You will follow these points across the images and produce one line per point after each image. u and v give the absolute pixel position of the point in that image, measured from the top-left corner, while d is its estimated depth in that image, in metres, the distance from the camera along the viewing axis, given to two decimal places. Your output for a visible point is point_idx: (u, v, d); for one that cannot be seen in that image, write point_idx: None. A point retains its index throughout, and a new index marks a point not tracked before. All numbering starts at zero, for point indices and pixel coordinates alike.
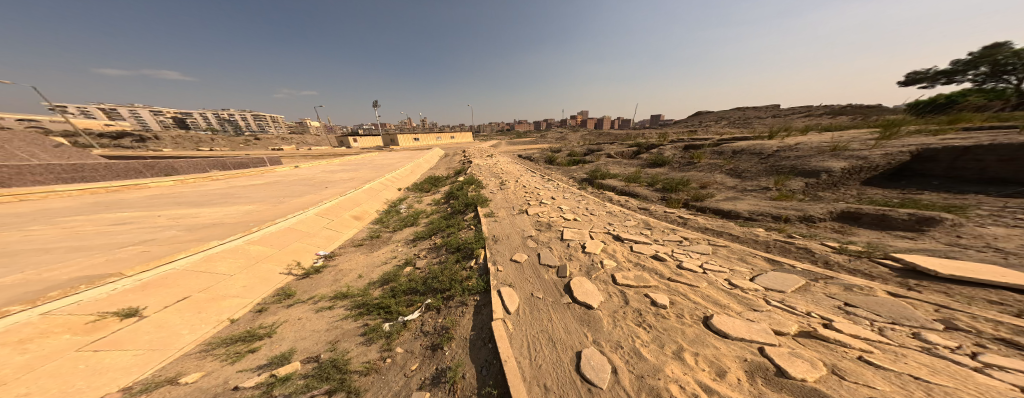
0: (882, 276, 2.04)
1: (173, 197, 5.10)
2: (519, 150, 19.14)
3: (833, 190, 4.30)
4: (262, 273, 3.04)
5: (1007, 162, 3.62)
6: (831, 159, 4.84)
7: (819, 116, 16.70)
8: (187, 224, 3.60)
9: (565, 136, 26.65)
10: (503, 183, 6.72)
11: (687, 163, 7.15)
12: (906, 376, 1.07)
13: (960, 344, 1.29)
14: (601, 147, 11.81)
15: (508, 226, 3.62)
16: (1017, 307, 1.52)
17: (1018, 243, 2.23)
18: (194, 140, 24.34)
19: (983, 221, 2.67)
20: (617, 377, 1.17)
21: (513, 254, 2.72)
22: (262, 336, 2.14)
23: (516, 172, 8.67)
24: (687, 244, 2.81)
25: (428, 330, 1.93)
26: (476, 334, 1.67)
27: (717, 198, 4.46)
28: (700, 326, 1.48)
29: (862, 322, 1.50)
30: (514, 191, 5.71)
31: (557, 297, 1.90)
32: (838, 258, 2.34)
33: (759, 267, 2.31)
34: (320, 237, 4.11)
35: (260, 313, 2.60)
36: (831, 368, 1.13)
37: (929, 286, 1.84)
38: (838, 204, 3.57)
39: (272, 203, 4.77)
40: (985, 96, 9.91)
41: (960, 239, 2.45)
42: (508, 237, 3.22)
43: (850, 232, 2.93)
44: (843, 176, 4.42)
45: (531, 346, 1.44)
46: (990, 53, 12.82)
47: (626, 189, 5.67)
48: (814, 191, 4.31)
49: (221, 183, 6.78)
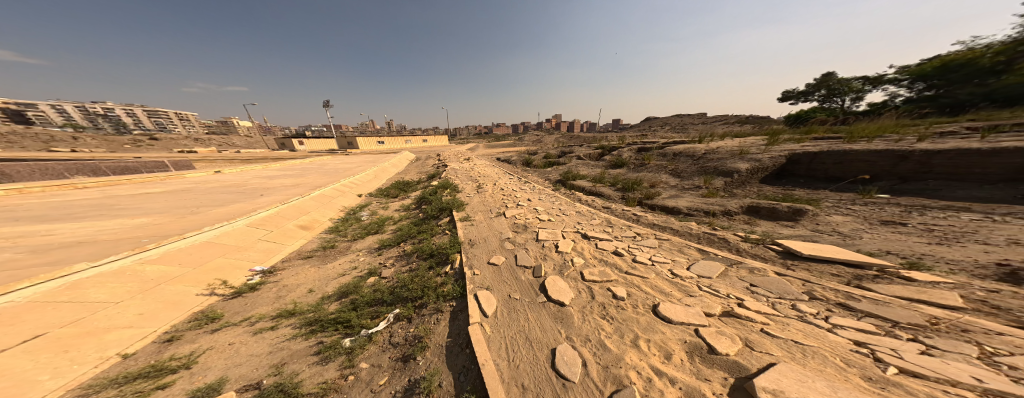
0: (771, 258, 2.66)
1: (10, 209, 3.71)
2: (493, 152, 18.82)
3: (743, 187, 5.36)
4: (168, 297, 2.45)
5: (840, 164, 4.98)
6: (740, 160, 5.97)
7: (731, 125, 20.27)
8: (37, 243, 2.65)
9: (536, 138, 27.15)
10: (478, 186, 6.57)
11: (640, 164, 8.01)
12: (789, 341, 1.42)
13: (818, 310, 1.77)
14: (572, 149, 12.30)
15: (484, 228, 3.61)
16: (847, 278, 2.16)
17: (849, 227, 3.15)
18: (43, 137, 18.08)
19: (832, 211, 3.66)
20: (586, 369, 1.29)
21: (490, 257, 2.74)
22: (175, 369, 1.74)
23: (489, 174, 8.55)
24: (642, 240, 3.19)
25: (397, 341, 1.83)
26: (452, 341, 1.66)
27: (663, 196, 5.15)
28: (652, 315, 1.70)
29: (761, 299, 1.94)
30: (492, 194, 5.66)
31: (532, 297, 2.00)
32: (745, 245, 2.95)
33: (696, 255, 2.79)
34: (254, 251, 3.45)
35: (169, 342, 2.09)
36: (744, 341, 1.43)
37: (799, 264, 2.48)
38: (745, 199, 4.47)
39: (181, 214, 3.82)
40: (828, 113, 13.33)
41: (819, 226, 3.32)
42: (485, 239, 3.22)
43: (755, 223, 3.70)
44: (749, 174, 5.53)
45: (509, 347, 1.49)
46: (827, 80, 17.22)
47: (592, 189, 6.10)
48: (731, 188, 5.32)
49: (94, 191, 5.11)
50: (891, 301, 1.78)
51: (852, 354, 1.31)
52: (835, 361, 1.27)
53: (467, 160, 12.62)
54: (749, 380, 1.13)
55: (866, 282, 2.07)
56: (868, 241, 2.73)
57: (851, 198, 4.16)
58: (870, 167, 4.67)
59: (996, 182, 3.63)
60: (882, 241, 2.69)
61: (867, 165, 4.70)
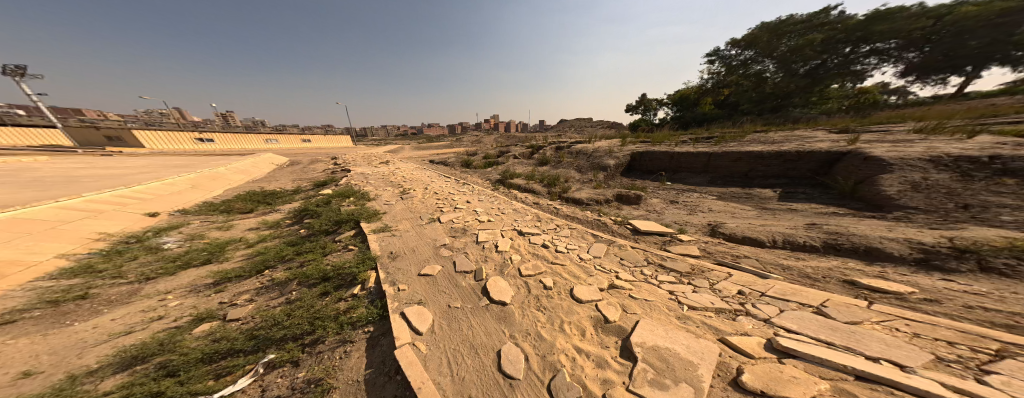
0: (623, 234, 3.57)
1: None
2: (422, 153, 16.73)
3: (615, 178, 7.01)
4: None
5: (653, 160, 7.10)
6: (609, 157, 7.53)
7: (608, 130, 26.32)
8: None
9: (467, 140, 26.11)
10: (408, 192, 5.75)
11: (558, 162, 8.76)
12: (652, 302, 1.91)
13: (654, 271, 2.51)
14: (508, 148, 12.40)
15: (412, 238, 3.29)
16: (659, 242, 3.30)
17: (658, 207, 4.83)
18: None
19: (655, 198, 5.35)
20: (527, 363, 1.39)
21: (421, 269, 2.52)
22: None
23: (420, 178, 7.56)
24: (561, 230, 3.61)
25: (279, 393, 1.38)
26: (374, 372, 1.42)
27: (574, 190, 5.95)
28: (571, 299, 1.95)
29: (628, 268, 2.57)
30: (422, 198, 5.16)
31: (475, 302, 1.97)
32: (615, 225, 3.79)
33: (593, 239, 3.32)
34: None
35: None
36: (626, 308, 1.81)
37: (638, 237, 3.49)
38: (612, 190, 5.73)
39: None
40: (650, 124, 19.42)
41: (649, 207, 4.85)
42: (412, 248, 2.99)
43: (619, 207, 4.90)
44: (615, 168, 7.16)
45: (452, 360, 1.44)
46: None
47: (524, 186, 6.38)
48: (609, 181, 6.94)
49: None
50: (676, 256, 2.89)
51: (671, 302, 1.93)
52: (666, 309, 1.82)
53: (389, 164, 10.61)
54: (632, 339, 1.47)
55: (668, 244, 3.24)
56: (672, 217, 4.30)
57: (661, 187, 6.22)
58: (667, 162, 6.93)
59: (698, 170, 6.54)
60: (680, 216, 4.33)
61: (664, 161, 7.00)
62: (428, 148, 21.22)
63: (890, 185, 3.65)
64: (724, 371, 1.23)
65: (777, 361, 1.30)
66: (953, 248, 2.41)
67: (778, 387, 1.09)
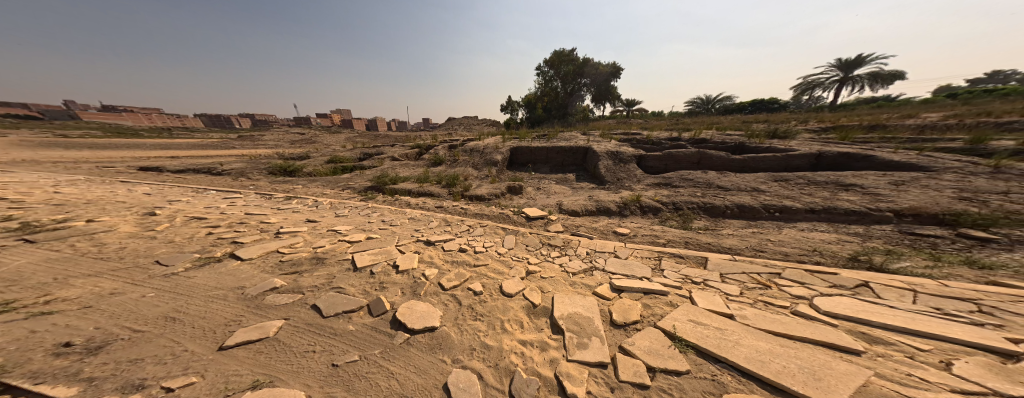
0: (515, 220, 4.03)
1: None
2: (215, 161, 10.59)
3: (506, 171, 7.44)
4: None
5: (526, 156, 7.82)
6: (495, 152, 7.85)
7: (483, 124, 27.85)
8: None
9: (310, 139, 19.44)
10: (216, 227, 3.61)
11: (453, 160, 8.29)
12: (559, 277, 2.37)
13: (545, 247, 3.07)
14: (382, 149, 10.57)
15: (176, 303, 1.89)
16: (541, 221, 3.99)
17: (535, 193, 5.59)
18: None
19: (538, 185, 6.21)
20: (483, 379, 1.30)
21: (228, 341, 1.52)
22: None
23: (229, 205, 4.88)
24: (474, 230, 3.60)
25: None
26: None
27: (477, 187, 5.91)
28: (502, 297, 2.05)
29: (537, 250, 2.99)
30: (185, 230, 3.43)
31: (385, 342, 1.56)
32: (515, 216, 4.17)
33: (504, 232, 3.55)
34: None
35: None
36: (546, 290, 2.15)
37: (533, 220, 4.01)
38: (501, 184, 5.99)
39: None
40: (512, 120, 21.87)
41: (534, 193, 5.61)
42: (173, 318, 1.73)
43: (513, 198, 5.32)
44: (503, 163, 7.52)
45: None
46: None
47: (421, 190, 5.72)
48: (504, 172, 7.33)
49: None
50: (555, 233, 3.51)
51: (564, 272, 2.47)
52: (568, 280, 2.33)
53: (136, 190, 5.96)
54: (558, 315, 1.78)
55: (547, 222, 3.95)
56: (547, 198, 5.15)
57: (540, 176, 7.04)
58: (540, 156, 7.70)
59: (529, 164, 7.86)
60: (549, 197, 5.27)
61: (535, 157, 7.76)
62: (229, 153, 13.80)
63: (604, 169, 6.26)
64: (607, 316, 1.80)
65: (620, 297, 2.04)
66: (615, 205, 4.40)
67: (629, 317, 1.78)
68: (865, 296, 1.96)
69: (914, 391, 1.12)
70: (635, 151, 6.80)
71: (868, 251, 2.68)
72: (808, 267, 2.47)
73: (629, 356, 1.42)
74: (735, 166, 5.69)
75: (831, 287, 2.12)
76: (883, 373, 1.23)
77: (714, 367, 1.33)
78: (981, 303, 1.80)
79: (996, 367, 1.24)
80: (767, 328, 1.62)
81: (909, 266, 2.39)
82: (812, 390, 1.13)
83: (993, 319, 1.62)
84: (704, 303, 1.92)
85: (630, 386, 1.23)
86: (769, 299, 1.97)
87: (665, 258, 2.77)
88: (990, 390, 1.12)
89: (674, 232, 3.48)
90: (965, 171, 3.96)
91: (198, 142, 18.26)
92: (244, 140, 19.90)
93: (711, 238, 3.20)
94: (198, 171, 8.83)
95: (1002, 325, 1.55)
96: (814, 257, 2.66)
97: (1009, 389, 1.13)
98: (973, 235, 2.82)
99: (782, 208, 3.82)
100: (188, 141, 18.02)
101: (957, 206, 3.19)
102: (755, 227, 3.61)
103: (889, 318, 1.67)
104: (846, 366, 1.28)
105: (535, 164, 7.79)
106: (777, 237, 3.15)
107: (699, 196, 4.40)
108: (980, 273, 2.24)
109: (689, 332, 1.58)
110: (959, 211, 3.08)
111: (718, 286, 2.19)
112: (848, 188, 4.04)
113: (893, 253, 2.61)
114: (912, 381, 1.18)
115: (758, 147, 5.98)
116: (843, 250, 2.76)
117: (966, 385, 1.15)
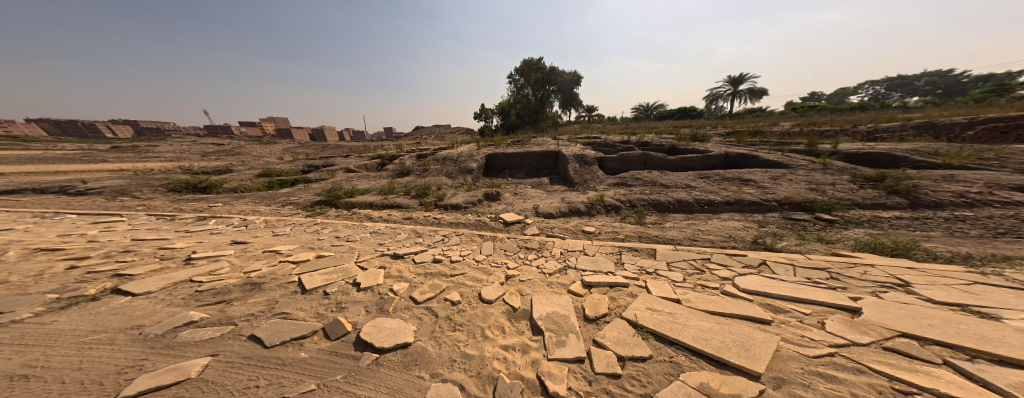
0: (491, 226, 3.99)
1: None
2: (75, 178, 7.98)
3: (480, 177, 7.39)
4: None
5: (502, 162, 7.96)
6: (467, 158, 7.78)
7: None
8: None
9: (234, 150, 16.45)
10: (84, 259, 2.69)
11: (423, 169, 7.97)
12: (536, 281, 2.37)
13: (521, 251, 3.09)
14: (337, 159, 9.62)
15: (26, 357, 1.34)
16: (517, 225, 4.03)
17: (510, 198, 5.66)
18: None
19: (511, 190, 6.34)
20: (465, 391, 1.22)
21: (126, 391, 1.14)
22: None
23: (103, 231, 3.69)
24: (449, 240, 3.44)
25: None
26: None
27: (450, 195, 5.71)
28: (482, 304, 1.98)
29: (513, 255, 2.98)
30: (35, 265, 2.49)
31: (353, 364, 1.36)
32: (490, 221, 4.14)
33: (482, 239, 3.47)
34: None
35: None
36: (524, 294, 2.15)
37: (509, 225, 4.05)
38: (475, 191, 5.93)
39: None
40: None
41: (508, 198, 5.70)
42: (27, 375, 1.22)
43: (488, 204, 5.31)
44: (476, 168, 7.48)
45: None
46: None
47: (385, 202, 5.28)
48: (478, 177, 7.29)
49: None
50: (532, 237, 3.57)
51: (541, 275, 2.49)
52: (543, 282, 2.36)
53: None
54: (538, 317, 1.79)
55: (522, 226, 4.00)
56: (520, 203, 5.26)
57: (515, 181, 7.23)
58: (513, 163, 7.93)
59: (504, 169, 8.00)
60: (522, 201, 5.40)
61: (508, 162, 7.96)
62: (100, 168, 10.58)
63: (572, 172, 6.72)
64: (581, 312, 1.88)
65: (591, 292, 2.17)
66: (583, 207, 4.71)
67: (600, 310, 1.89)
68: (766, 273, 2.47)
69: (808, 349, 1.43)
70: (595, 153, 7.52)
71: (762, 234, 3.43)
72: (728, 251, 3.00)
73: (603, 348, 1.50)
74: (671, 166, 6.72)
75: (745, 267, 2.61)
76: (787, 337, 1.55)
77: (672, 349, 1.49)
78: (830, 270, 2.44)
79: (852, 323, 1.67)
80: (708, 308, 1.90)
81: (788, 244, 3.13)
82: (744, 360, 1.34)
83: (839, 283, 2.21)
84: (658, 291, 2.16)
85: (604, 377, 1.29)
86: (707, 283, 2.31)
87: (625, 252, 3.06)
88: (851, 340, 1.50)
89: (629, 227, 3.89)
90: (810, 167, 5.41)
91: (42, 155, 13.52)
92: (125, 152, 15.47)
93: (658, 232, 3.65)
94: (44, 193, 6.48)
95: (845, 287, 2.13)
96: (731, 243, 3.24)
97: (859, 337, 1.52)
98: (824, 217, 3.84)
99: (709, 201, 4.60)
100: (28, 155, 13.28)
101: (811, 195, 4.35)
102: (691, 219, 4.27)
103: (782, 289, 2.14)
104: (763, 335, 1.57)
105: (509, 169, 7.96)
106: (706, 227, 3.79)
107: (650, 193, 5.03)
108: (826, 245, 3.08)
109: (649, 320, 1.75)
110: (813, 199, 4.21)
111: (666, 274, 2.50)
112: (748, 183, 5.13)
113: (777, 235, 3.38)
114: (806, 341, 1.51)
115: (690, 148, 7.21)
116: (747, 235, 3.45)
117: (837, 339, 1.52)
